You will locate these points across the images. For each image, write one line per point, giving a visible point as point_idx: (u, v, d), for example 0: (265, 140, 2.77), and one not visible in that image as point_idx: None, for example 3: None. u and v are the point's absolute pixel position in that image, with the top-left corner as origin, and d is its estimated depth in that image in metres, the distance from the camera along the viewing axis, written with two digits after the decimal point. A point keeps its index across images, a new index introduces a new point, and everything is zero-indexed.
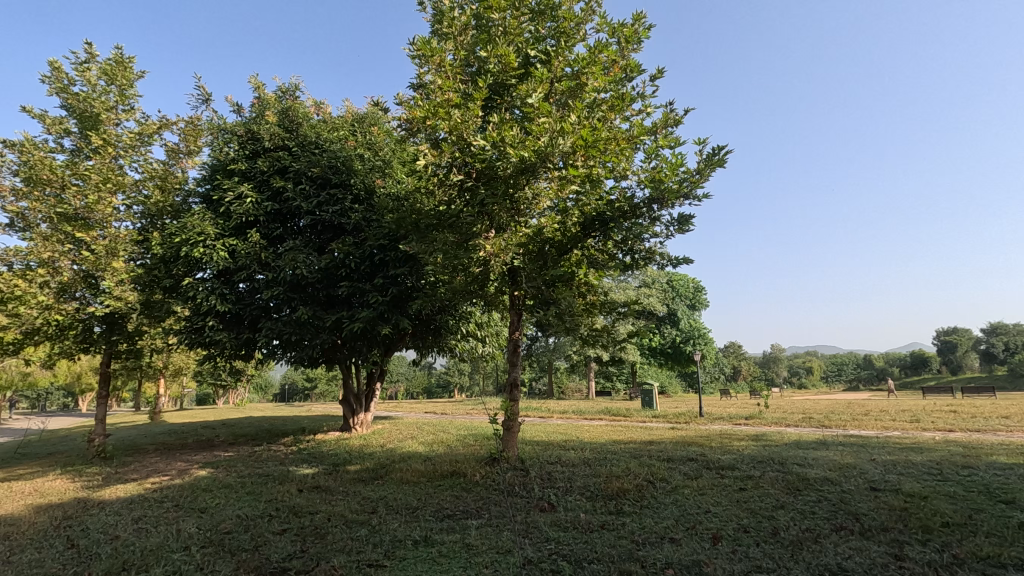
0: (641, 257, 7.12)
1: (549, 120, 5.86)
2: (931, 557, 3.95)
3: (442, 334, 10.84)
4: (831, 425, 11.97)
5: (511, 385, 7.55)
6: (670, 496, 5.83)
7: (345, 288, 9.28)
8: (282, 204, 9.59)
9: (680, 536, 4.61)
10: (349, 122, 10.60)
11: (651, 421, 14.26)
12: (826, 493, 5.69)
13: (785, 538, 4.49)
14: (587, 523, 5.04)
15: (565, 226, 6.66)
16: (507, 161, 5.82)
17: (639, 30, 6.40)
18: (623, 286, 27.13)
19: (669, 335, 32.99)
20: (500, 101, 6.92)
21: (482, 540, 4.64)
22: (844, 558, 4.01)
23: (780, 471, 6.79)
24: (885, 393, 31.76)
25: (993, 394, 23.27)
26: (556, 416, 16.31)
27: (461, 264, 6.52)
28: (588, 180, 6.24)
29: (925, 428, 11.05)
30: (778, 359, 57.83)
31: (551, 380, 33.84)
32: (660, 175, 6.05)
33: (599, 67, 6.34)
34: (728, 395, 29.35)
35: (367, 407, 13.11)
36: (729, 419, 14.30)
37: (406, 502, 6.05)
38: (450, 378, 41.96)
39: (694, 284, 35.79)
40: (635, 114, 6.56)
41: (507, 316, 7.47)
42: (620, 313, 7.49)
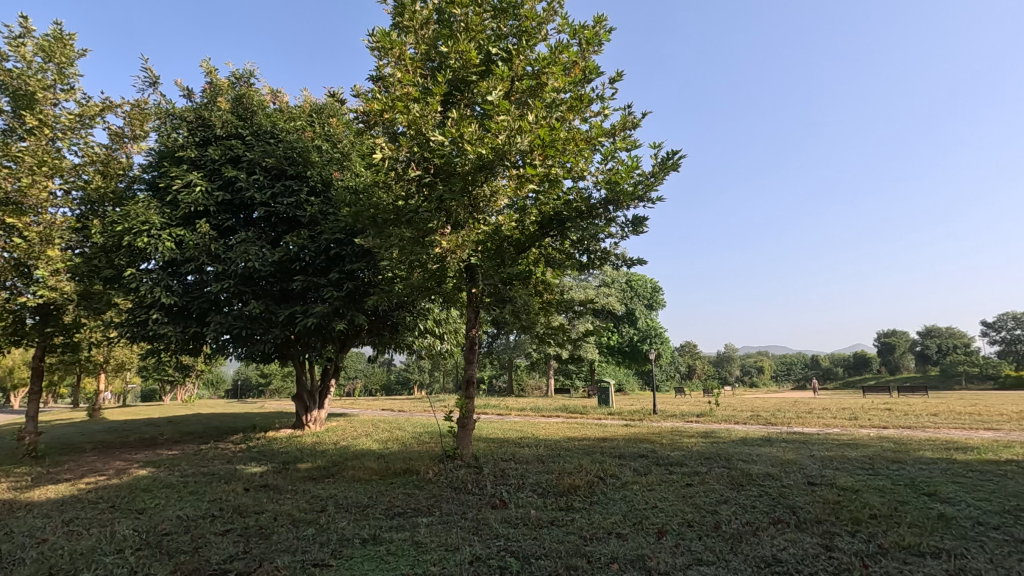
0: (598, 257, 7.24)
1: (508, 118, 5.85)
2: (858, 547, 4.18)
3: (399, 330, 10.73)
4: (777, 422, 12.48)
5: (466, 381, 7.53)
6: (620, 492, 5.96)
7: (300, 282, 9.06)
8: (234, 195, 9.28)
9: (627, 532, 4.72)
10: (307, 112, 10.36)
11: (606, 419, 14.50)
12: (766, 488, 5.92)
13: (727, 531, 4.65)
14: (537, 520, 5.10)
15: (524, 226, 6.67)
16: (465, 158, 5.80)
17: (601, 32, 6.50)
18: (583, 286, 27.51)
19: (626, 334, 33.62)
20: (460, 97, 6.86)
21: (431, 538, 4.62)
22: (779, 550, 4.19)
23: (725, 467, 7.03)
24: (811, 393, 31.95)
25: (926, 394, 24.26)
26: (514, 414, 16.41)
27: (419, 261, 6.45)
28: (546, 179, 6.42)
29: (861, 424, 11.64)
30: (732, 358, 59.78)
31: (511, 378, 34.05)
32: (616, 177, 6.15)
33: (559, 68, 6.38)
34: (683, 393, 30.12)
35: (321, 404, 12.82)
36: (682, 417, 14.71)
37: (356, 500, 5.97)
38: (410, 376, 41.62)
39: (652, 285, 36.54)
40: (593, 115, 6.68)
41: (465, 312, 7.43)
42: (577, 311, 7.58)
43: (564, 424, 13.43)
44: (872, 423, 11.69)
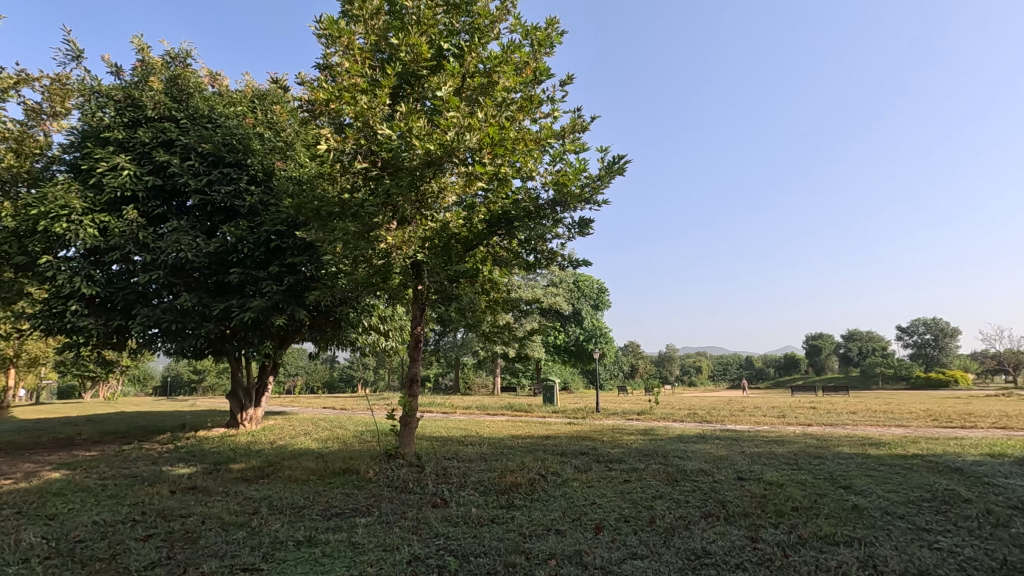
0: (544, 257, 7.32)
1: (458, 114, 5.82)
2: (780, 538, 4.42)
3: (342, 327, 10.46)
4: (712, 420, 13.01)
5: (410, 379, 7.44)
6: (560, 489, 6.05)
7: (237, 274, 8.66)
8: (166, 180, 8.77)
9: (565, 528, 4.79)
10: (248, 98, 9.93)
11: (550, 417, 14.69)
12: (699, 483, 6.17)
13: (661, 526, 4.80)
14: (478, 518, 5.10)
15: (471, 224, 6.66)
16: (413, 153, 5.72)
17: (553, 34, 6.56)
18: (531, 285, 27.77)
19: (573, 334, 34.19)
20: (410, 91, 6.76)
21: (369, 538, 4.53)
22: (708, 542, 4.37)
23: (662, 464, 7.26)
24: (742, 394, 31.79)
25: (848, 394, 25.66)
26: (459, 412, 16.32)
27: (363, 256, 6.31)
28: (495, 177, 6.47)
29: (788, 422, 12.33)
30: (673, 358, 61.86)
31: (458, 376, 33.91)
32: (564, 179, 6.25)
33: (511, 68, 6.41)
34: (625, 391, 30.87)
35: (257, 402, 12.33)
36: (623, 415, 15.08)
37: (292, 501, 5.78)
38: (353, 373, 40.67)
39: (598, 286, 37.28)
40: (543, 116, 6.75)
41: (410, 310, 7.35)
42: (523, 310, 7.64)
43: (509, 422, 13.51)
44: (798, 421, 12.40)
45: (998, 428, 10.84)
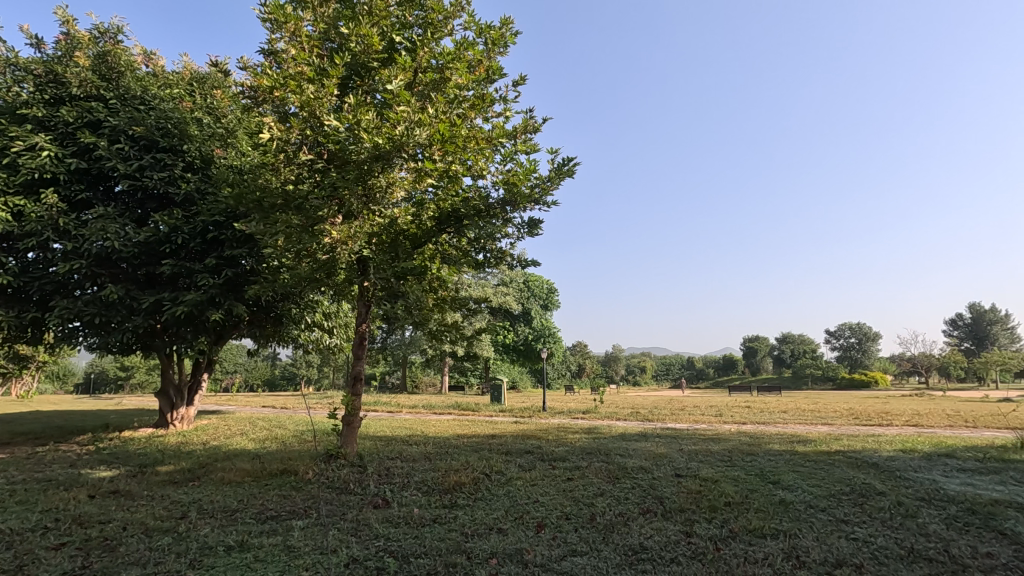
0: (494, 257, 7.32)
1: (408, 109, 5.75)
2: (712, 532, 4.60)
3: (284, 323, 10.09)
4: (654, 419, 13.40)
5: (354, 378, 7.27)
6: (504, 488, 6.07)
7: (169, 266, 8.20)
8: (92, 163, 8.19)
9: (507, 527, 4.81)
10: (186, 81, 9.41)
11: (497, 416, 14.70)
12: (639, 480, 6.34)
13: (601, 523, 4.90)
14: (420, 518, 5.05)
15: (420, 221, 6.58)
16: (360, 146, 5.59)
17: (507, 34, 6.56)
18: (481, 284, 27.74)
19: (522, 334, 34.42)
20: (360, 82, 6.58)
21: (306, 541, 4.40)
22: (646, 538, 4.49)
23: (604, 461, 7.41)
24: (681, 394, 31.97)
25: (780, 394, 26.94)
26: (404, 411, 16.10)
27: (307, 250, 6.11)
28: (446, 175, 6.42)
29: (724, 420, 12.85)
30: (619, 358, 63.30)
31: (405, 374, 33.45)
32: (515, 179, 6.28)
33: (464, 65, 6.39)
34: (572, 391, 31.34)
35: (189, 401, 11.73)
36: (569, 414, 15.28)
37: (224, 504, 5.53)
38: (296, 371, 39.36)
39: (548, 286, 37.67)
40: (495, 116, 6.75)
41: (355, 306, 7.20)
42: (471, 309, 7.62)
43: (455, 421, 13.46)
44: (733, 419, 12.96)
45: (911, 425, 11.69)
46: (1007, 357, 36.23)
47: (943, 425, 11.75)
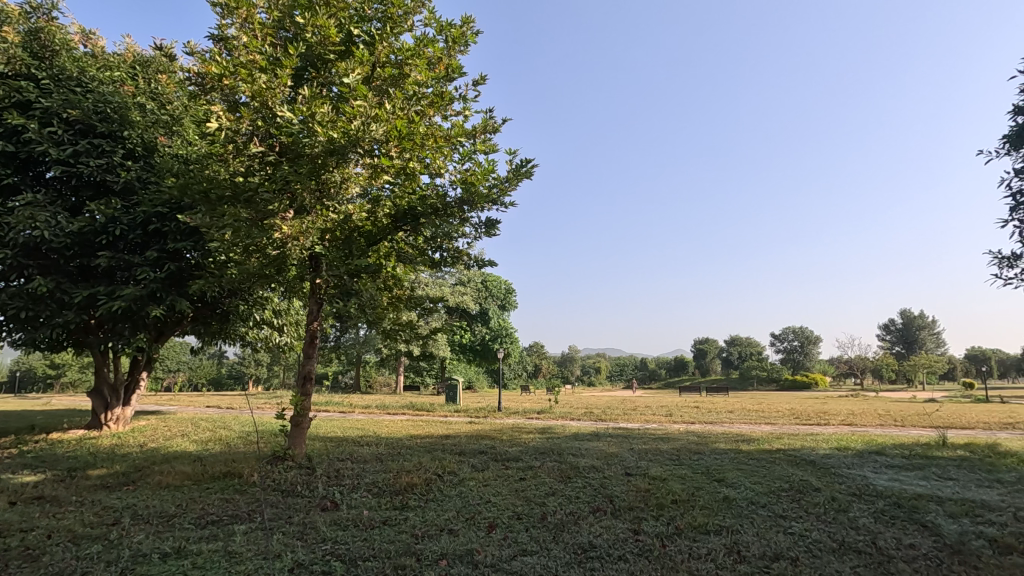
0: (450, 256, 7.27)
1: (365, 104, 5.67)
2: (659, 529, 4.72)
3: (230, 320, 9.71)
4: (607, 419, 13.63)
5: (303, 377, 7.07)
6: (456, 489, 6.04)
7: (105, 258, 7.74)
8: (20, 147, 7.62)
9: (458, 527, 4.79)
10: (128, 64, 8.92)
11: (452, 416, 14.63)
12: (590, 479, 6.43)
13: (551, 522, 4.93)
14: (369, 520, 4.96)
15: (375, 218, 6.45)
16: (314, 140, 5.44)
17: (467, 33, 6.55)
18: (438, 283, 27.57)
19: (479, 334, 34.39)
20: (315, 74, 6.41)
21: (248, 546, 4.25)
22: (595, 536, 4.56)
23: (556, 461, 7.49)
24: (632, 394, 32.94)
25: (726, 394, 27.99)
26: (357, 412, 15.79)
27: (255, 245, 5.89)
28: (403, 172, 6.38)
29: (673, 420, 13.22)
30: (574, 359, 64.11)
31: (358, 374, 32.81)
32: (472, 178, 6.27)
33: (423, 62, 6.32)
34: (527, 391, 31.54)
35: (125, 401, 11.12)
36: (524, 414, 15.37)
37: (160, 509, 5.27)
38: (244, 369, 37.97)
39: (506, 286, 37.78)
40: (454, 114, 6.71)
41: (306, 304, 7.02)
42: (426, 308, 7.55)
43: (409, 421, 13.30)
44: (682, 419, 13.34)
45: (845, 424, 12.33)
46: (932, 361, 38.76)
47: (875, 424, 12.41)
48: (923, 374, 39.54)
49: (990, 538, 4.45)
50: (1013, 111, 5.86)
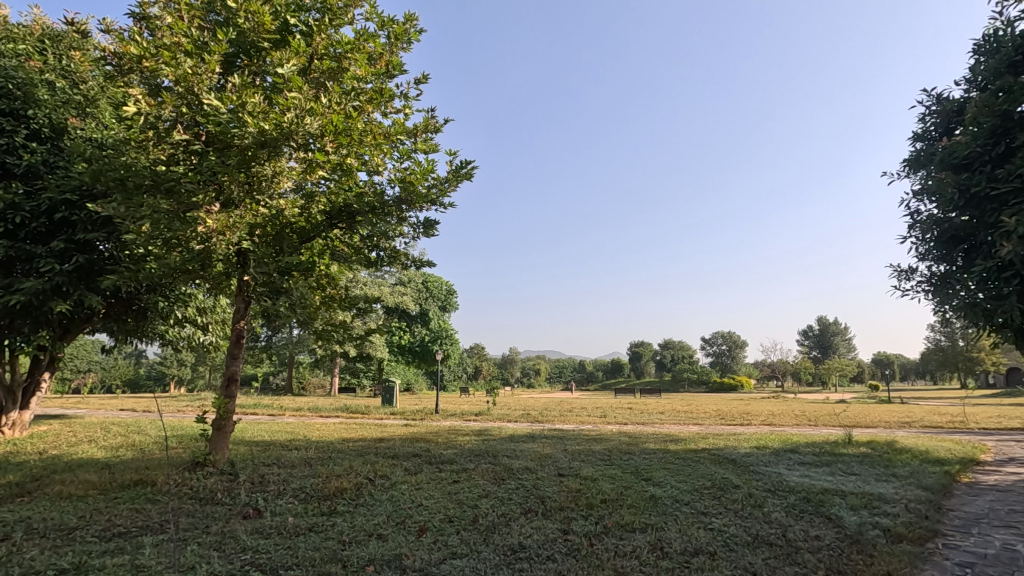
0: (387, 256, 7.15)
1: (299, 96, 5.48)
2: (587, 528, 4.83)
3: (148, 318, 9.06)
4: (544, 420, 13.83)
5: (228, 379, 6.73)
6: (387, 493, 5.93)
7: (2, 249, 7.05)
8: None
9: (388, 532, 4.71)
10: (36, 38, 8.15)
11: (387, 419, 14.39)
12: (523, 481, 6.49)
13: (483, 524, 4.95)
14: (294, 527, 4.79)
15: (309, 214, 6.24)
16: (244, 130, 5.19)
17: (410, 31, 6.48)
18: (378, 283, 27.12)
19: (418, 334, 34.04)
20: (248, 62, 6.12)
21: (158, 559, 3.99)
22: (525, 537, 4.60)
23: (491, 463, 7.51)
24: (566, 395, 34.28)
25: (657, 396, 29.22)
26: (287, 415, 15.19)
27: (176, 239, 5.55)
28: (339, 168, 6.20)
29: (607, 421, 13.58)
30: (514, 361, 64.56)
31: (291, 375, 31.60)
32: (411, 177, 6.20)
33: (363, 56, 6.18)
34: (467, 392, 31.50)
35: (23, 404, 10.16)
36: (461, 416, 15.30)
37: (60, 522, 4.86)
38: (164, 370, 35.66)
39: (447, 287, 37.58)
40: (395, 111, 6.60)
41: (233, 302, 6.71)
42: (361, 309, 7.39)
43: (341, 424, 12.93)
44: (616, 420, 13.72)
45: (765, 424, 13.11)
46: (844, 365, 41.83)
47: (791, 424, 13.28)
48: (836, 377, 42.49)
49: (885, 528, 4.85)
50: (912, 137, 6.43)
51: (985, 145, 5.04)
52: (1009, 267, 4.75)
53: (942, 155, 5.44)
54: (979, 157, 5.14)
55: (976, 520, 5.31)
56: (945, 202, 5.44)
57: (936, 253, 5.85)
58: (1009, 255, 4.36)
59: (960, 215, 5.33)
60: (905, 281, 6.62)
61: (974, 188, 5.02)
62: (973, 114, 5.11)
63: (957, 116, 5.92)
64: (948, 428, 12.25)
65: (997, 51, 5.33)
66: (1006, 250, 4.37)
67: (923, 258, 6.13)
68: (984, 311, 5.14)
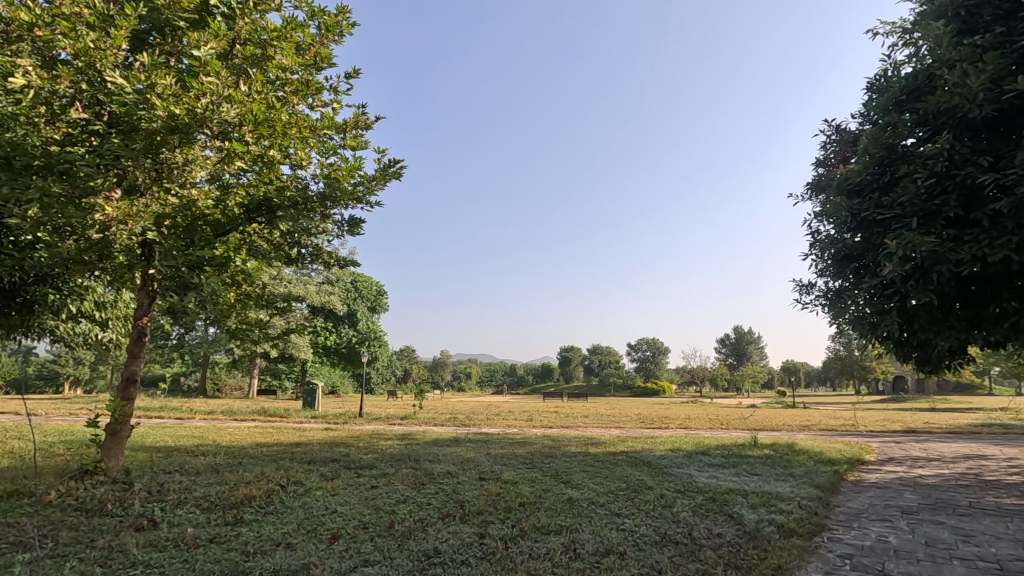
0: (308, 253, 6.90)
1: (216, 81, 5.16)
2: (504, 532, 4.86)
3: (36, 313, 8.16)
4: (470, 424, 13.81)
5: (126, 380, 6.24)
6: (299, 499, 5.70)
7: None
8: None
9: (297, 540, 4.53)
10: None
11: (307, 423, 13.86)
12: (443, 485, 6.44)
13: (398, 530, 4.86)
14: (193, 539, 4.49)
15: (224, 206, 5.92)
16: (151, 113, 4.81)
17: (343, 23, 6.29)
18: (303, 281, 26.23)
19: (345, 335, 33.11)
20: (161, 41, 5.73)
21: None
22: (440, 542, 4.57)
23: (412, 468, 7.39)
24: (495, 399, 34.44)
25: (584, 400, 30.00)
26: (196, 418, 14.23)
27: (68, 227, 5.07)
28: (260, 160, 5.96)
29: (533, 425, 13.79)
30: (445, 364, 64.10)
31: (204, 376, 29.71)
32: (336, 173, 5.99)
33: (290, 46, 5.92)
34: (395, 395, 30.91)
35: None
36: (386, 419, 14.97)
37: None
38: (58, 368, 32.50)
39: (376, 288, 36.78)
40: (322, 104, 6.39)
41: (136, 296, 6.23)
42: (278, 308, 7.07)
43: (256, 428, 12.36)
44: (541, 424, 13.93)
45: (680, 428, 13.77)
46: (756, 372, 44.74)
47: (704, 427, 14.07)
48: (749, 383, 45.23)
49: (778, 524, 5.22)
50: (815, 163, 7.00)
51: (873, 174, 5.57)
52: (891, 285, 5.22)
53: (839, 180, 5.95)
54: (868, 185, 5.67)
55: (857, 515, 5.81)
56: (841, 224, 5.94)
57: (831, 270, 6.37)
58: (890, 274, 4.81)
59: (852, 236, 5.83)
60: (805, 295, 7.18)
61: (863, 211, 5.51)
62: (866, 144, 5.62)
63: (852, 146, 6.49)
64: (840, 431, 13.41)
65: (886, 90, 5.91)
66: (887, 270, 4.83)
67: (821, 275, 6.67)
68: (869, 325, 5.64)
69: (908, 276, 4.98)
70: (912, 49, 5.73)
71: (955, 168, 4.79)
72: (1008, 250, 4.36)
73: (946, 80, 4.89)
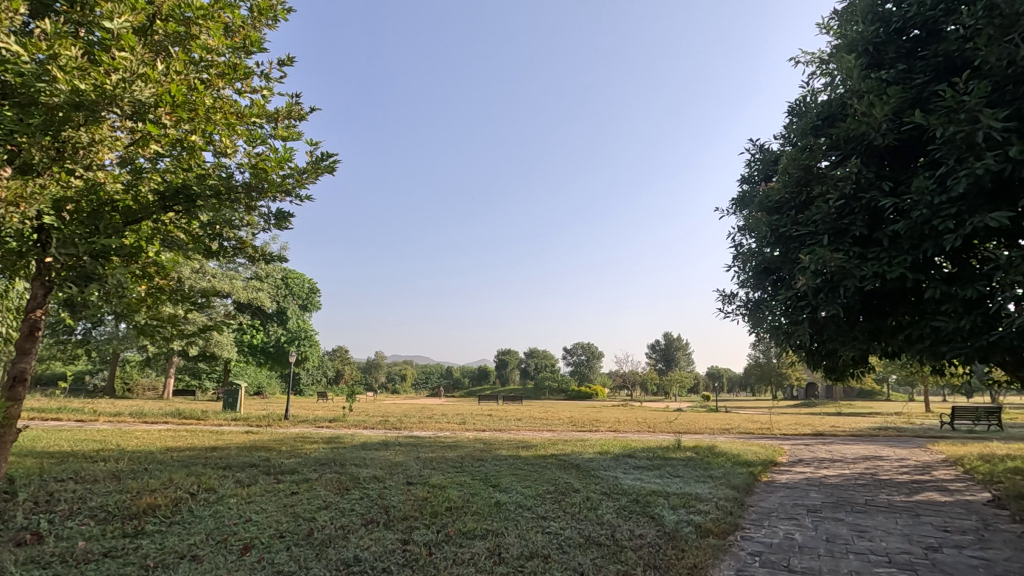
0: (230, 247, 6.51)
1: (131, 57, 4.75)
2: (428, 537, 4.76)
3: None
4: (401, 427, 13.55)
5: (13, 379, 5.66)
6: (210, 508, 5.34)
7: None
8: None
9: (204, 552, 4.24)
10: None
11: (226, 425, 13.11)
12: (368, 491, 6.25)
13: (318, 538, 4.66)
14: (84, 554, 4.10)
15: (137, 192, 5.43)
16: (53, 87, 4.38)
17: (275, 8, 6.08)
18: (229, 275, 24.89)
19: (273, 334, 31.70)
20: (68, 9, 5.23)
21: None
22: (362, 550, 4.41)
23: (336, 472, 7.13)
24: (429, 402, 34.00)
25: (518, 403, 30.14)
26: (100, 421, 13.10)
27: None
28: (179, 144, 5.56)
29: (465, 428, 13.71)
30: (379, 365, 62.65)
31: (112, 375, 27.48)
32: (263, 163, 5.67)
33: (218, 26, 5.53)
34: (326, 397, 29.87)
35: None
36: (313, 422, 14.40)
37: None
38: None
39: (309, 285, 35.47)
40: (251, 90, 6.08)
41: (30, 287, 5.63)
42: (196, 305, 6.60)
43: (169, 431, 11.53)
44: (473, 427, 13.86)
45: (609, 431, 14.12)
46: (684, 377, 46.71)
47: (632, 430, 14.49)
48: (676, 387, 47.17)
49: (696, 524, 5.43)
50: (739, 179, 7.38)
51: (791, 193, 5.92)
52: (804, 298, 5.57)
53: (761, 197, 6.29)
54: (787, 203, 6.02)
55: (768, 514, 6.14)
56: (762, 238, 6.28)
57: (752, 282, 6.71)
58: (803, 287, 5.14)
59: (772, 250, 6.16)
60: (728, 304, 7.54)
61: (781, 227, 5.86)
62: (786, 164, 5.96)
63: (774, 165, 6.89)
64: (756, 434, 14.20)
65: (805, 115, 6.30)
66: (801, 283, 5.15)
67: (743, 285, 7.01)
68: (784, 334, 5.99)
69: (819, 289, 5.33)
70: (828, 79, 6.15)
71: (862, 191, 5.18)
72: (904, 268, 4.74)
73: (856, 109, 5.27)
